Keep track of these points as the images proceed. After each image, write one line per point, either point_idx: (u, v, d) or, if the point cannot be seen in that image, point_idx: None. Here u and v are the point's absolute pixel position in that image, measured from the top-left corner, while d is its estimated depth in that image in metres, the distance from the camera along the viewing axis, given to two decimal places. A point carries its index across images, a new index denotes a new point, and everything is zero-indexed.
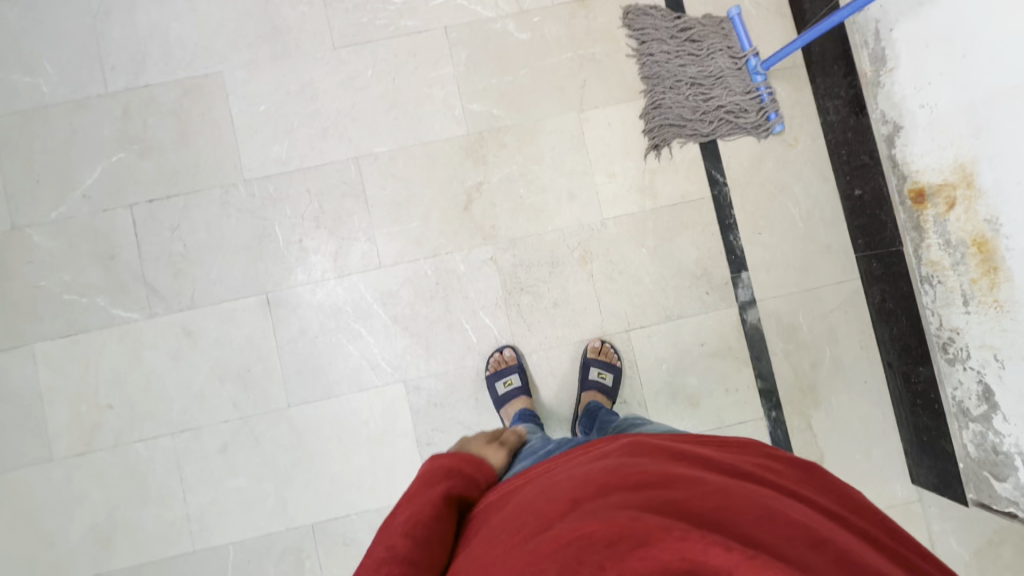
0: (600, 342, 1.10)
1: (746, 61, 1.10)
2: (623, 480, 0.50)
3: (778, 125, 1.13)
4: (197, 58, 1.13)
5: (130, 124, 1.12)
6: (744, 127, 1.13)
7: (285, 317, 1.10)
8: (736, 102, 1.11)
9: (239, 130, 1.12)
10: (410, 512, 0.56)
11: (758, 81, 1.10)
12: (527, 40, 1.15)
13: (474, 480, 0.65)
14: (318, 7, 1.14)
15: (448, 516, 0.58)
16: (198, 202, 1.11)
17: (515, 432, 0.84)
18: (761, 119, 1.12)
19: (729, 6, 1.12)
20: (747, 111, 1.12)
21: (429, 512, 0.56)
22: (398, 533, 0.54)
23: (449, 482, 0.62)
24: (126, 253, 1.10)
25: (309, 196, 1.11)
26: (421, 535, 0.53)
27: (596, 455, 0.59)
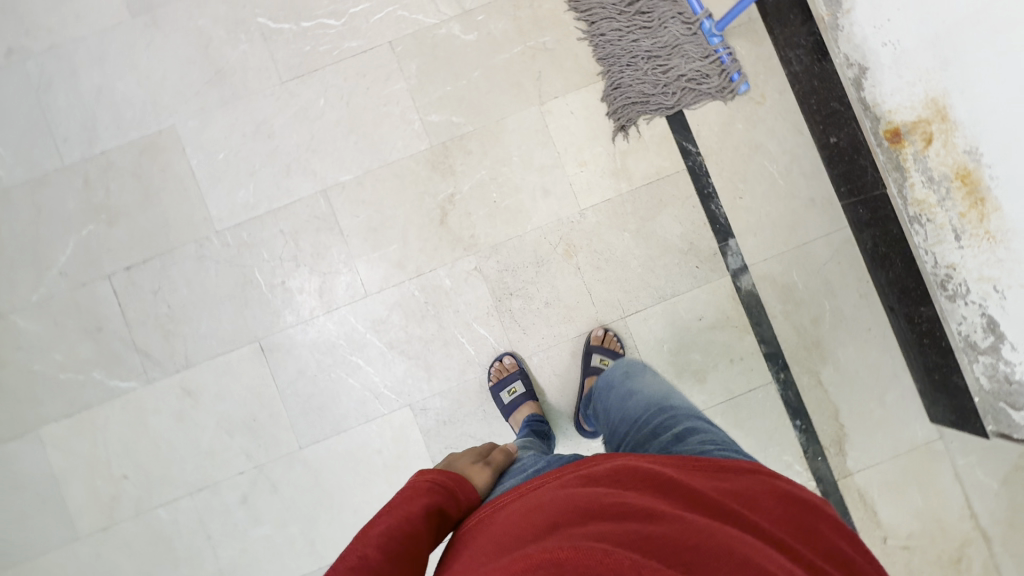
0: (603, 330, 1.09)
1: (700, 24, 1.07)
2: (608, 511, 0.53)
3: (744, 85, 1.09)
4: (147, 115, 1.10)
5: (91, 193, 1.10)
6: (708, 93, 1.10)
7: (281, 361, 1.09)
8: (696, 68, 1.08)
9: (202, 181, 1.10)
10: (389, 524, 0.57)
11: (715, 43, 1.08)
12: (475, 41, 1.12)
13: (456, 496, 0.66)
14: (258, 43, 1.11)
15: (425, 534, 0.59)
16: (175, 260, 1.10)
17: (503, 451, 0.83)
18: (724, 81, 1.09)
19: None
20: (709, 76, 1.09)
21: (408, 529, 0.57)
22: (374, 543, 0.55)
23: (431, 498, 0.63)
24: (113, 323, 1.09)
25: (283, 236, 1.10)
26: (395, 551, 0.55)
27: (582, 474, 0.60)
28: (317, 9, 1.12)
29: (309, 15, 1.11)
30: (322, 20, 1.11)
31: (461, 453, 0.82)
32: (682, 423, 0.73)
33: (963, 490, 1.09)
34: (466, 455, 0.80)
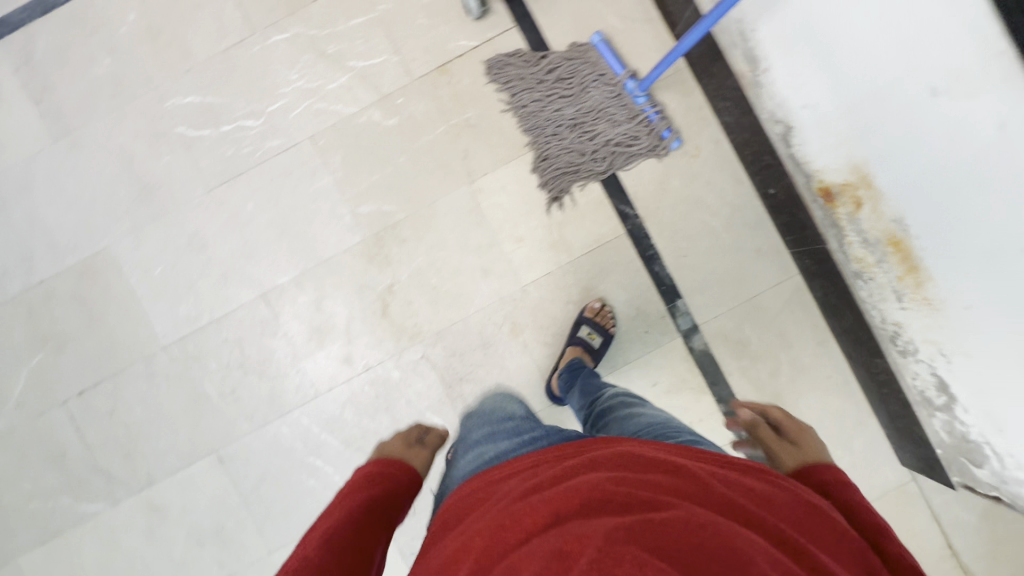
0: (601, 304, 1.07)
1: (623, 85, 1.04)
2: (587, 496, 0.45)
3: (675, 141, 1.06)
4: (81, 238, 1.10)
5: (38, 322, 1.11)
6: (639, 153, 1.06)
7: (241, 468, 1.10)
8: (624, 130, 1.05)
9: (142, 299, 1.10)
10: (336, 518, 0.58)
11: (641, 102, 1.04)
12: (396, 125, 1.09)
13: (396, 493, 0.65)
14: (180, 153, 1.10)
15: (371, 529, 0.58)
16: (126, 381, 1.10)
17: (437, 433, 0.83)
18: (655, 139, 1.06)
19: (591, 33, 1.06)
20: (638, 137, 1.05)
21: (355, 524, 0.57)
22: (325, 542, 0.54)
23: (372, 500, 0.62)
24: (74, 447, 1.11)
25: (229, 345, 1.10)
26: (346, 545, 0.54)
27: (579, 460, 0.54)
28: (234, 110, 1.09)
29: (227, 118, 1.09)
30: (241, 121, 1.09)
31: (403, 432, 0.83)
32: (683, 435, 0.66)
33: (941, 531, 1.07)
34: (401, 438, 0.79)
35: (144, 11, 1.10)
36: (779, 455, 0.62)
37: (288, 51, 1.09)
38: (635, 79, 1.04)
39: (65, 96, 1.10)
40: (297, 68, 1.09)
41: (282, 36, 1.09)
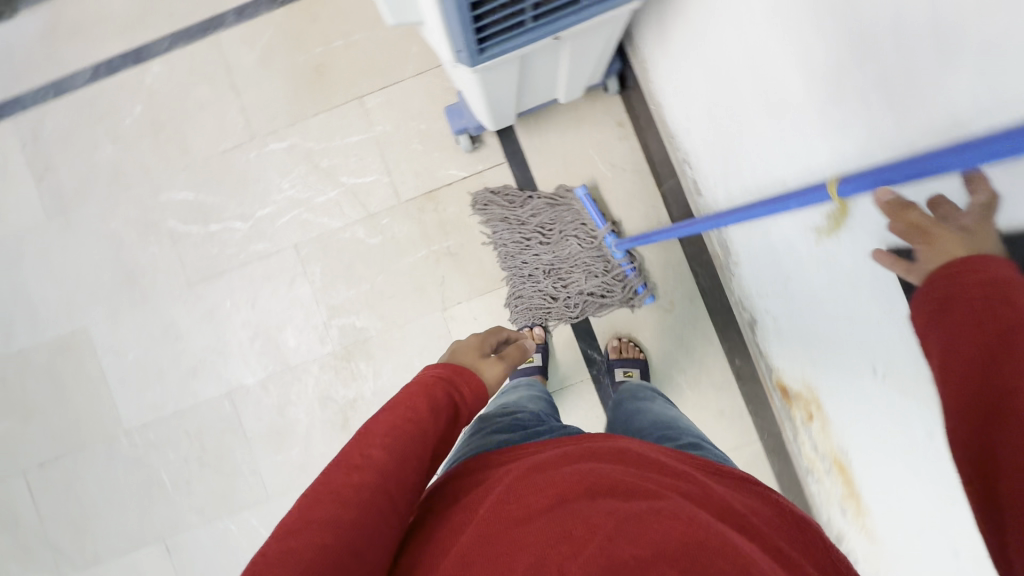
0: None
1: (603, 238, 1.05)
2: (605, 483, 0.43)
3: (649, 297, 1.07)
4: (63, 316, 1.14)
5: (11, 392, 1.14)
6: (612, 304, 1.07)
7: (184, 560, 1.11)
8: (598, 281, 1.06)
9: (112, 381, 1.13)
10: (387, 418, 0.53)
11: (618, 258, 1.04)
12: (378, 244, 1.11)
13: (466, 403, 0.61)
14: (168, 245, 1.13)
15: (429, 432, 0.54)
16: (86, 459, 1.13)
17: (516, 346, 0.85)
18: (628, 294, 1.06)
19: (575, 185, 1.05)
20: (612, 289, 1.06)
21: (409, 425, 0.53)
22: (376, 442, 0.51)
23: (449, 404, 0.58)
24: (28, 518, 1.13)
25: (189, 436, 1.12)
26: (397, 448, 0.51)
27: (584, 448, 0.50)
28: (224, 210, 1.12)
29: (217, 217, 1.12)
30: (229, 221, 1.12)
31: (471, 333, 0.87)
32: (688, 437, 0.67)
33: None
34: (476, 342, 0.79)
35: (151, 105, 1.13)
36: (927, 248, 0.40)
37: (283, 160, 1.12)
38: (615, 234, 1.05)
39: (66, 177, 1.14)
40: (290, 177, 1.12)
41: (279, 145, 1.12)
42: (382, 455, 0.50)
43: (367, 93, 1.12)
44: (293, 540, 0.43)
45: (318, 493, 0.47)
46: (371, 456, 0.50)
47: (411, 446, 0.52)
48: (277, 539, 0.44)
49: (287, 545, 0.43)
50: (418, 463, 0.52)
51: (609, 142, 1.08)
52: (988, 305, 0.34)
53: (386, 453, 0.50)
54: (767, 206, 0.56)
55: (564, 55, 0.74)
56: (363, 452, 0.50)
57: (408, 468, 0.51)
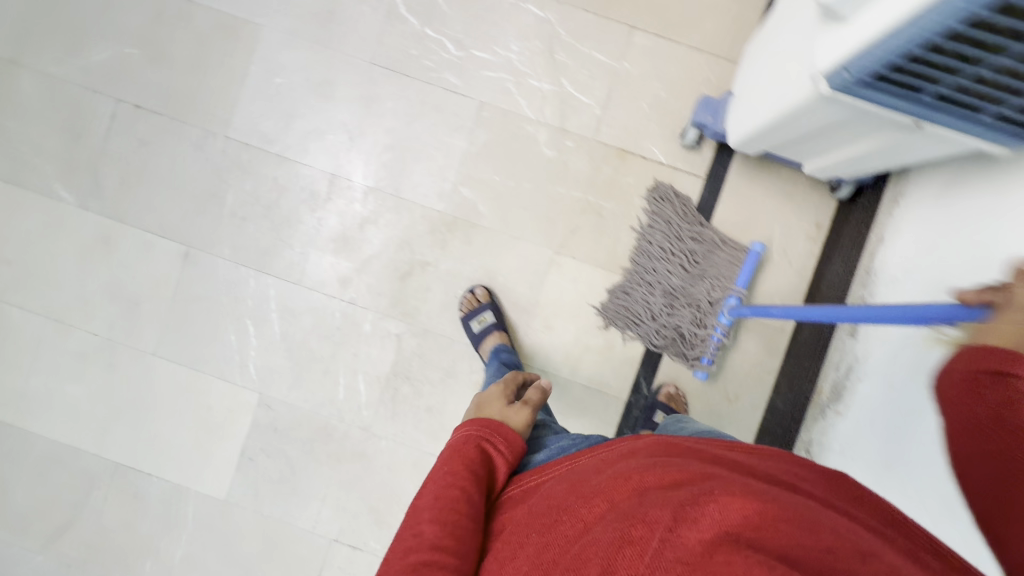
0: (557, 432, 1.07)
1: (725, 298, 1.03)
2: (642, 479, 0.50)
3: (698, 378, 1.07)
4: (247, 0, 1.08)
5: (155, 27, 1.08)
6: (682, 356, 1.06)
7: (193, 278, 1.09)
8: (692, 332, 1.05)
9: (246, 88, 1.08)
10: (431, 493, 0.61)
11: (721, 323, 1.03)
12: (549, 158, 1.08)
13: (498, 455, 0.69)
14: (379, 16, 1.08)
15: (472, 490, 0.61)
16: (175, 133, 1.09)
17: (538, 389, 0.87)
18: (694, 354, 1.05)
19: (754, 241, 1.03)
20: (692, 344, 1.05)
21: (452, 496, 0.60)
22: (426, 519, 0.58)
23: (485, 458, 0.68)
24: (91, 141, 1.09)
25: (273, 183, 1.09)
26: (445, 517, 0.57)
27: (620, 456, 0.59)
28: (448, 26, 1.08)
29: (437, 26, 1.07)
30: (445, 38, 1.08)
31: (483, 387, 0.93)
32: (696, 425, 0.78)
33: None
34: (500, 392, 0.85)
35: None
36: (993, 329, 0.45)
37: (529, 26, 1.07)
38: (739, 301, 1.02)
39: None
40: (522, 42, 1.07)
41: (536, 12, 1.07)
42: (431, 528, 0.57)
43: (640, 30, 1.07)
44: None
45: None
46: (421, 534, 0.57)
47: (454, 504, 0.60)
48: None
49: None
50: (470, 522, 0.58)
51: (797, 234, 1.07)
52: (978, 398, 0.44)
53: (434, 526, 0.57)
54: (861, 314, 0.61)
55: (881, 135, 0.70)
56: (413, 533, 0.57)
57: (456, 524, 0.57)
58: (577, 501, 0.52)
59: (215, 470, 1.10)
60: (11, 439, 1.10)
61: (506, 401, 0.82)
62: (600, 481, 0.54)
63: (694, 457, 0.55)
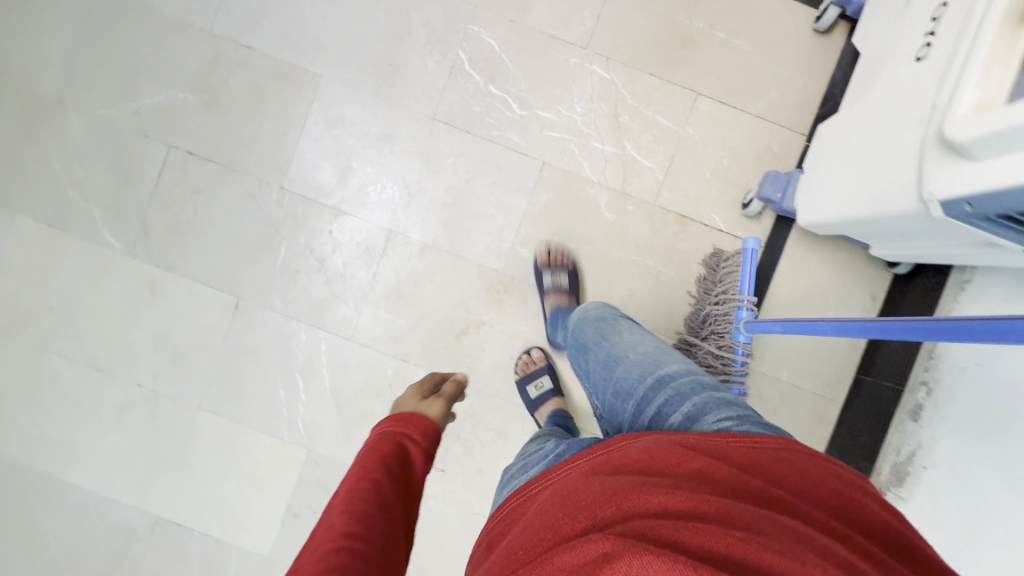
0: None
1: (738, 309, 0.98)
2: (628, 499, 0.44)
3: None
4: (308, 49, 1.06)
5: (213, 74, 1.06)
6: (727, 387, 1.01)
7: (241, 329, 1.07)
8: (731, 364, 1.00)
9: (303, 139, 1.06)
10: (346, 493, 0.60)
11: (738, 341, 0.97)
12: (609, 221, 1.08)
13: (413, 444, 0.72)
14: (442, 71, 1.06)
15: (387, 482, 0.62)
16: (229, 182, 1.06)
17: (454, 381, 0.96)
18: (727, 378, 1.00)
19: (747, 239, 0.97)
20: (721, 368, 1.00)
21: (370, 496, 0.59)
22: (338, 513, 0.56)
23: (397, 453, 0.69)
24: (141, 187, 1.06)
25: (328, 236, 1.07)
26: (359, 509, 0.57)
27: (610, 461, 0.52)
28: (512, 85, 1.07)
29: (501, 84, 1.06)
30: (508, 97, 1.07)
31: (404, 396, 0.90)
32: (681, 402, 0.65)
33: None
34: (417, 391, 0.92)
35: None
36: None
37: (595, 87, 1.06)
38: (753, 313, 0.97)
39: None
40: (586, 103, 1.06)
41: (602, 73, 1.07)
42: (340, 519, 0.55)
43: (704, 95, 1.07)
44: None
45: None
46: (330, 525, 0.54)
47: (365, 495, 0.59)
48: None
49: None
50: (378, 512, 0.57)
51: (851, 304, 1.07)
52: None
53: (345, 520, 0.55)
54: (909, 326, 0.57)
55: (976, 247, 0.71)
56: (325, 526, 0.55)
57: (367, 514, 0.56)
58: (554, 518, 0.46)
59: (258, 528, 1.07)
60: (46, 490, 1.07)
61: (422, 401, 0.87)
62: (586, 493, 0.47)
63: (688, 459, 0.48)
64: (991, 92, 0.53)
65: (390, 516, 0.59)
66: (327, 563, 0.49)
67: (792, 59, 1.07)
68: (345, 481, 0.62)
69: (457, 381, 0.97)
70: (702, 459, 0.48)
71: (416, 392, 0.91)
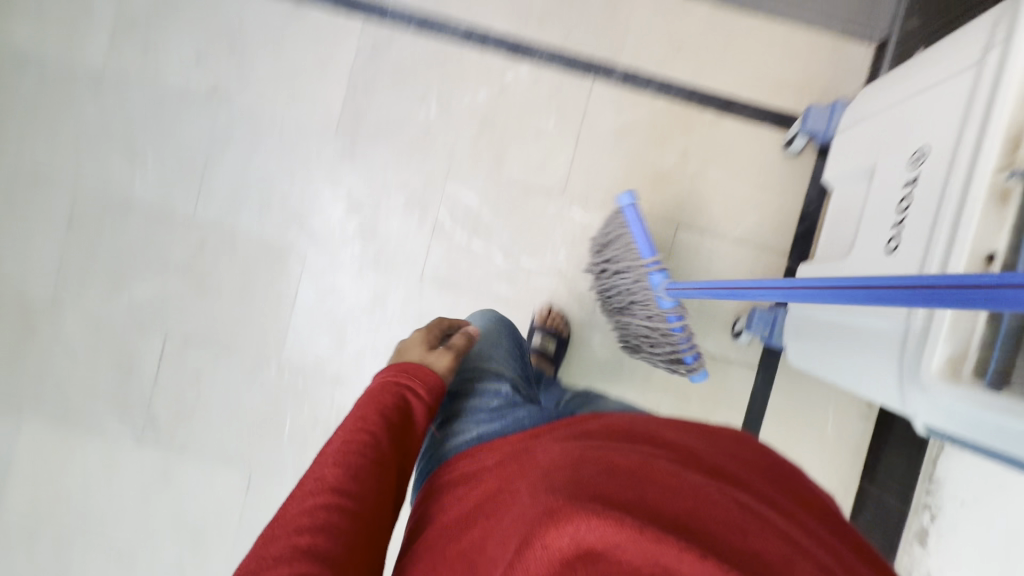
0: None
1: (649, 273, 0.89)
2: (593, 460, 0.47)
3: (696, 366, 0.94)
4: (292, 225, 1.08)
5: (200, 258, 1.08)
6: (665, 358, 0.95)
7: (256, 504, 1.09)
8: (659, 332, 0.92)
9: (296, 312, 1.08)
10: (341, 442, 0.53)
11: (667, 310, 0.90)
12: (604, 358, 1.09)
13: (418, 403, 0.61)
14: (425, 231, 1.08)
15: (383, 443, 0.54)
16: (227, 362, 1.08)
17: (466, 335, 0.75)
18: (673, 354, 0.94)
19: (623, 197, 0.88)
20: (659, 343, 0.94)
21: (365, 455, 0.52)
22: (329, 464, 0.50)
23: (398, 409, 0.59)
24: (143, 377, 1.08)
25: (331, 404, 1.08)
26: (352, 464, 0.50)
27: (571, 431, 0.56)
28: (495, 238, 1.08)
29: (483, 238, 1.08)
30: (492, 250, 1.08)
31: (407, 343, 0.73)
32: None
33: None
34: (422, 335, 0.74)
35: (496, 101, 1.07)
36: None
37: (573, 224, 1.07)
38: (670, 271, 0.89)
39: (376, 108, 1.07)
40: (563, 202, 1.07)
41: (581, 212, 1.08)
42: (335, 471, 0.49)
43: (685, 226, 1.09)
44: None
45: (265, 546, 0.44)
46: (324, 476, 0.49)
47: (362, 452, 0.52)
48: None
49: None
50: (375, 463, 0.51)
51: (850, 415, 1.09)
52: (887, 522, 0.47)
53: (338, 470, 0.49)
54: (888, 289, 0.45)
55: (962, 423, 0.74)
56: (315, 477, 0.49)
57: (362, 465, 0.51)
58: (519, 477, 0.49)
59: None
60: None
61: (428, 349, 0.70)
62: (551, 455, 0.50)
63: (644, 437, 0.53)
64: (959, 346, 0.55)
65: (387, 463, 0.53)
66: (319, 518, 0.45)
67: (767, 181, 1.08)
68: (344, 429, 0.55)
69: (466, 336, 0.75)
70: (651, 434, 0.54)
71: (422, 334, 0.74)
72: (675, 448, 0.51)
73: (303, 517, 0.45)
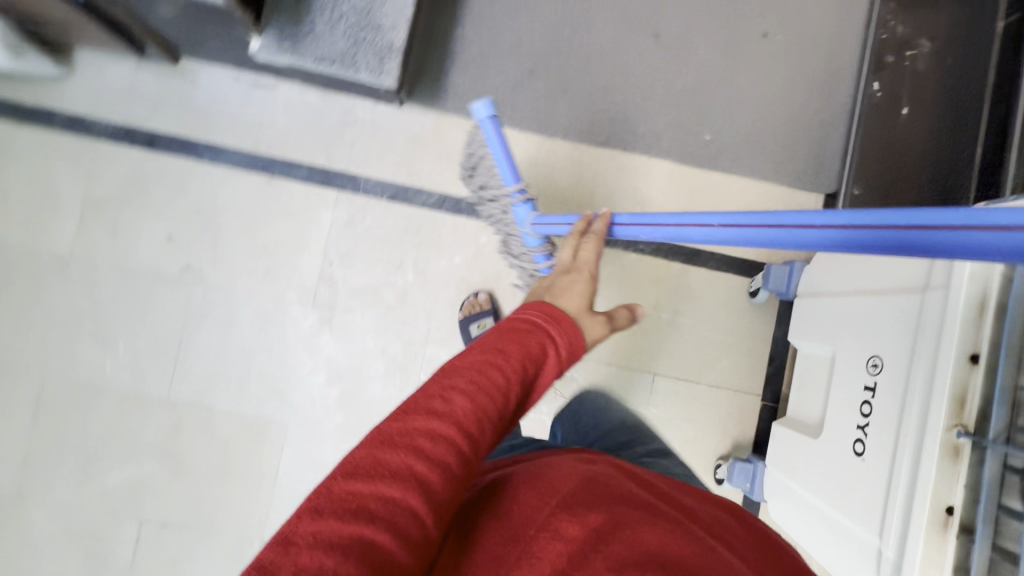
0: None
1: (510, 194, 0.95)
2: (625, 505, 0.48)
3: None
4: (271, 399, 1.06)
5: (177, 439, 1.05)
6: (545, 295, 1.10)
7: None
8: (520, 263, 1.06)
9: (278, 488, 1.06)
10: (483, 357, 0.52)
11: (532, 247, 0.98)
12: None
13: (552, 349, 0.58)
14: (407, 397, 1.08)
15: (508, 413, 0.51)
16: (208, 545, 1.05)
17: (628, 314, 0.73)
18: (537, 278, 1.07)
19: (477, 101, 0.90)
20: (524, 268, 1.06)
21: (491, 415, 0.49)
22: (461, 388, 0.49)
23: (537, 356, 0.56)
24: (116, 570, 1.03)
25: None
26: (489, 410, 0.49)
27: (607, 465, 0.57)
28: None
29: None
30: None
31: (568, 283, 0.69)
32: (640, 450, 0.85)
33: None
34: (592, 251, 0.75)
35: (472, 265, 1.10)
36: None
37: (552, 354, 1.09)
38: (534, 207, 0.95)
39: (352, 278, 1.08)
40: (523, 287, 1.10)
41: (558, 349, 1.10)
42: (464, 403, 0.48)
43: (661, 373, 1.12)
44: (356, 486, 0.42)
45: (381, 438, 0.45)
46: (452, 402, 0.48)
47: (494, 401, 0.49)
48: (307, 506, 0.41)
49: (349, 487, 0.42)
50: (496, 421, 0.50)
51: None
52: None
53: (466, 403, 0.48)
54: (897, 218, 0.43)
55: None
56: (441, 396, 0.48)
57: (487, 422, 0.49)
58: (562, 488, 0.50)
59: None
60: None
61: (587, 293, 0.68)
62: (591, 482, 0.51)
63: (669, 495, 0.54)
64: None
65: (503, 424, 0.51)
66: (435, 451, 0.45)
67: (736, 326, 1.12)
68: (475, 352, 0.53)
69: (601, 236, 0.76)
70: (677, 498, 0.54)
71: (580, 276, 0.70)
72: (685, 508, 0.53)
73: (418, 440, 0.45)
